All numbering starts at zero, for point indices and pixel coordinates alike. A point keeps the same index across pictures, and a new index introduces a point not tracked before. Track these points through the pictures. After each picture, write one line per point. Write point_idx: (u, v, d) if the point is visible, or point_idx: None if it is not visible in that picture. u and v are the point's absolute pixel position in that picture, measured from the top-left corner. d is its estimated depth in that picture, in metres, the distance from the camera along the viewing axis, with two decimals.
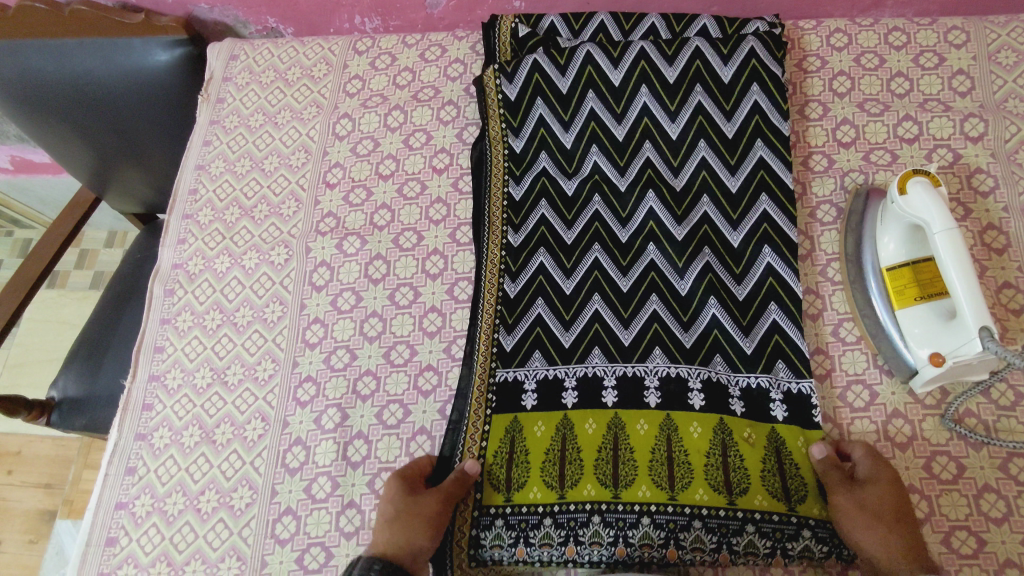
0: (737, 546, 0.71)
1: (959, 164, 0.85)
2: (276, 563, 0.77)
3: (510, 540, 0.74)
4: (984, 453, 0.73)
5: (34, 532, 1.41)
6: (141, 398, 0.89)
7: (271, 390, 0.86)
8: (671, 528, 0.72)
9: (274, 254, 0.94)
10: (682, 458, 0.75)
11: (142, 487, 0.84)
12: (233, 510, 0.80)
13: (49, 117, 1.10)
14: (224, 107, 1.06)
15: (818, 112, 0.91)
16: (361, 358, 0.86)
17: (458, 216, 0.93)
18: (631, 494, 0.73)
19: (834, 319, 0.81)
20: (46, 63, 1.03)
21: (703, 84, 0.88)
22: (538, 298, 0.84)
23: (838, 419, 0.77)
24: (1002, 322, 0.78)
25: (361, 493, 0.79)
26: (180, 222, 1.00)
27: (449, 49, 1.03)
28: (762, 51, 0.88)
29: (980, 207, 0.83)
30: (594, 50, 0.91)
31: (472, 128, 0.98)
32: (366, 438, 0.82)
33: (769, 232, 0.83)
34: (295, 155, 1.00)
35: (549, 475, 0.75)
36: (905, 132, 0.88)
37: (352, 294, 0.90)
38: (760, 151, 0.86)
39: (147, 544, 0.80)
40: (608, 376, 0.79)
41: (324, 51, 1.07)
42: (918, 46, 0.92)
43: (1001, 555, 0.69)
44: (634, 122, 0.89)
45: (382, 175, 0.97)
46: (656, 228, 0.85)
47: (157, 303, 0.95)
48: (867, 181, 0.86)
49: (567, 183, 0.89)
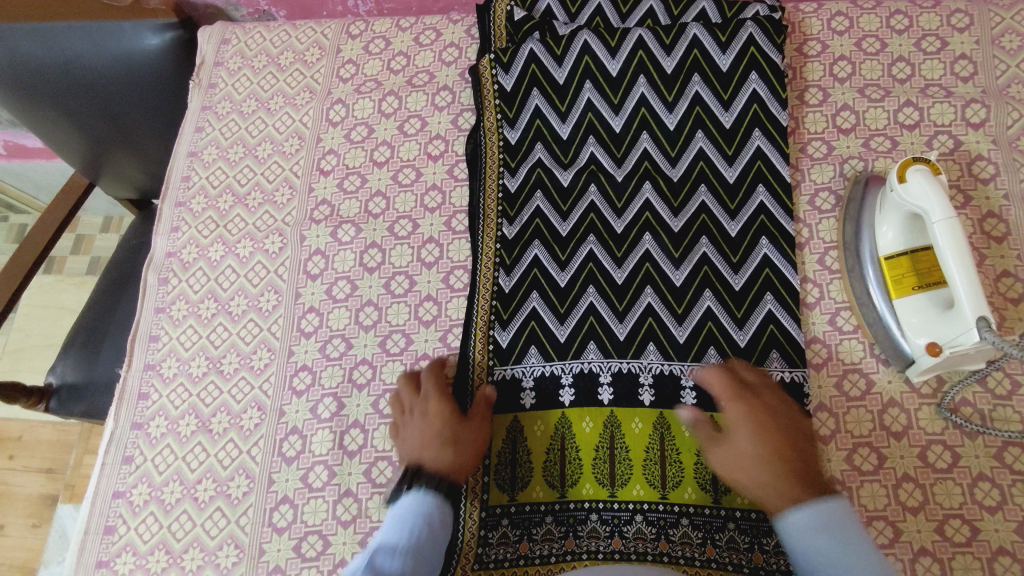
0: (721, 542, 0.73)
1: (960, 150, 0.84)
2: (274, 551, 0.78)
3: (514, 537, 0.76)
4: (980, 442, 0.73)
5: (37, 516, 1.42)
6: (137, 386, 0.89)
7: (267, 379, 0.86)
8: (661, 525, 0.74)
9: (268, 242, 0.93)
10: (673, 457, 0.76)
11: (140, 475, 0.84)
12: (230, 499, 0.81)
13: (38, 102, 1.08)
14: (216, 92, 1.05)
15: (818, 97, 0.90)
16: (358, 347, 0.86)
17: (454, 204, 0.92)
18: (626, 493, 0.76)
19: (831, 308, 0.81)
20: (34, 48, 1.00)
21: (700, 73, 0.87)
22: (533, 292, 0.84)
23: (833, 408, 0.77)
24: (1001, 312, 0.78)
25: (357, 482, 0.80)
26: (173, 209, 0.99)
27: (444, 33, 1.01)
28: (761, 37, 0.86)
29: (980, 194, 0.82)
30: (592, 40, 0.89)
31: (468, 114, 0.96)
32: (362, 427, 0.82)
33: (766, 223, 0.83)
34: (288, 141, 0.99)
35: (550, 475, 0.78)
36: (906, 118, 0.87)
37: (347, 282, 0.89)
38: (757, 141, 0.85)
39: (146, 533, 0.81)
40: (604, 373, 0.80)
41: (317, 35, 1.05)
42: (921, 29, 0.90)
43: (994, 543, 0.69)
44: (632, 112, 0.88)
45: (377, 162, 0.95)
46: (652, 218, 0.85)
47: (151, 292, 0.94)
48: (867, 168, 0.86)
49: (562, 174, 0.88)
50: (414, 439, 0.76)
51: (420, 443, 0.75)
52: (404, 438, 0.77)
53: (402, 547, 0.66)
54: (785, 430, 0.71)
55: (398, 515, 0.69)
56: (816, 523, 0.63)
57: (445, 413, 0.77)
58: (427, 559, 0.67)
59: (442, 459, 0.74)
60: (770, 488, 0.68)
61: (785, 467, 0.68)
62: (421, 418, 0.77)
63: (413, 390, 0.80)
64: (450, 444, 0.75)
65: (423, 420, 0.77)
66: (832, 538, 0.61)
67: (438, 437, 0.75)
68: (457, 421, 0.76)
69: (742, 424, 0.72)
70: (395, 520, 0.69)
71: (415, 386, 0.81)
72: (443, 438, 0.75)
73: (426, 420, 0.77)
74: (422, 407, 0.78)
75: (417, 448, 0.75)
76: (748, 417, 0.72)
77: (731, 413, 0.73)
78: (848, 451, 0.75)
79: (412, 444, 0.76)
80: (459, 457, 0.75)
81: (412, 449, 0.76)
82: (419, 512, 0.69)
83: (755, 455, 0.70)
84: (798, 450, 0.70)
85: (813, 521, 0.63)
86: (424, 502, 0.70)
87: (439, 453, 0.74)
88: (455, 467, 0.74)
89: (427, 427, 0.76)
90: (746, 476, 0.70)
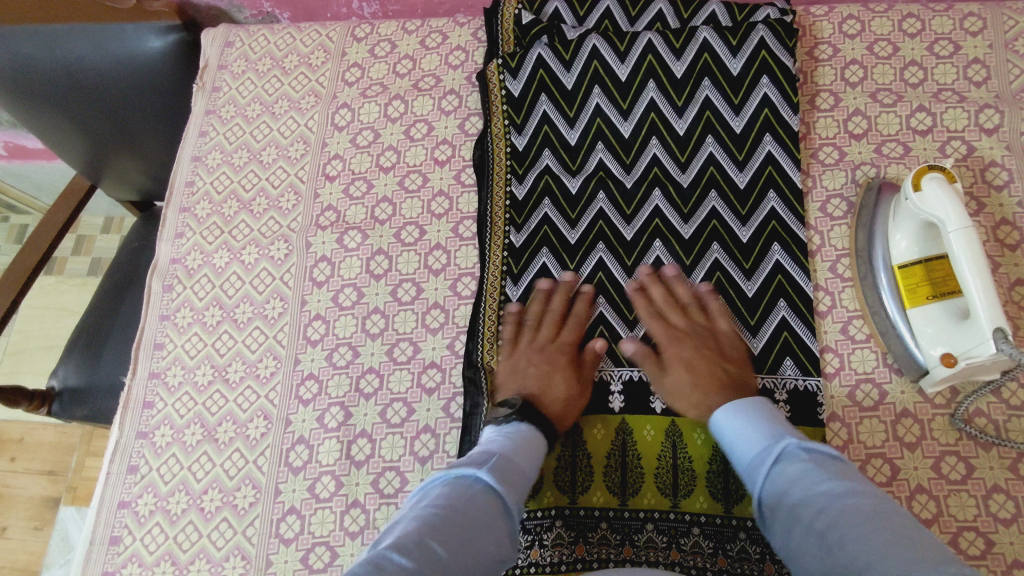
0: (732, 552, 0.72)
1: (973, 156, 0.83)
2: (282, 563, 0.77)
3: (526, 542, 0.75)
4: (994, 453, 0.72)
5: (38, 519, 1.42)
6: (142, 395, 0.88)
7: (273, 388, 0.85)
8: (672, 534, 0.74)
9: (273, 248, 0.92)
10: (685, 466, 0.76)
11: (145, 485, 0.83)
12: (237, 510, 0.80)
13: (41, 105, 1.07)
14: (220, 96, 1.04)
15: (829, 102, 0.89)
16: (364, 356, 0.85)
17: (461, 210, 0.91)
18: (637, 501, 0.75)
19: (844, 316, 0.79)
20: (36, 50, 0.99)
21: (710, 77, 0.86)
22: (542, 301, 0.83)
23: (846, 418, 0.76)
24: (1015, 320, 0.77)
25: (365, 492, 0.79)
26: (177, 215, 0.98)
27: (450, 36, 1.00)
28: (773, 41, 0.85)
29: (994, 201, 0.82)
30: (600, 45, 0.88)
31: (474, 118, 0.95)
32: (370, 437, 0.81)
33: (778, 229, 0.82)
34: (293, 146, 0.98)
35: (561, 481, 0.77)
36: (918, 123, 0.86)
37: (353, 290, 0.88)
38: (768, 146, 0.84)
39: (151, 544, 0.80)
40: (614, 381, 0.80)
41: (322, 38, 1.04)
42: (933, 33, 0.89)
43: (1009, 556, 0.69)
44: (641, 118, 0.87)
45: (383, 167, 0.94)
46: (662, 225, 0.84)
47: (156, 299, 0.93)
48: (878, 175, 0.85)
49: (570, 181, 0.87)
50: (518, 375, 0.79)
51: (528, 380, 0.78)
52: (502, 367, 0.80)
53: (504, 454, 0.66)
54: (713, 350, 0.77)
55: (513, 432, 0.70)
56: (728, 413, 0.68)
57: (567, 359, 0.79)
58: (529, 472, 0.67)
59: (557, 403, 0.76)
60: (703, 405, 0.74)
61: (721, 382, 0.75)
62: (537, 358, 0.80)
63: (534, 315, 0.83)
64: (567, 396, 0.77)
65: (545, 366, 0.79)
66: (739, 424, 0.67)
67: (559, 382, 0.77)
68: (574, 370, 0.79)
69: (678, 351, 0.78)
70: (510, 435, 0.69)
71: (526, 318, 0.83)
72: (557, 391, 0.77)
73: (550, 367, 0.78)
74: (539, 345, 0.81)
75: (524, 383, 0.77)
76: (681, 346, 0.78)
77: (668, 345, 0.79)
78: (860, 461, 0.74)
79: (530, 382, 0.78)
80: (572, 400, 0.77)
81: (515, 382, 0.78)
82: (527, 439, 0.70)
83: (692, 380, 0.75)
84: (726, 368, 0.76)
85: (723, 417, 0.69)
86: (521, 429, 0.70)
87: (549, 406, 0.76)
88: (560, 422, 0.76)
89: (541, 369, 0.78)
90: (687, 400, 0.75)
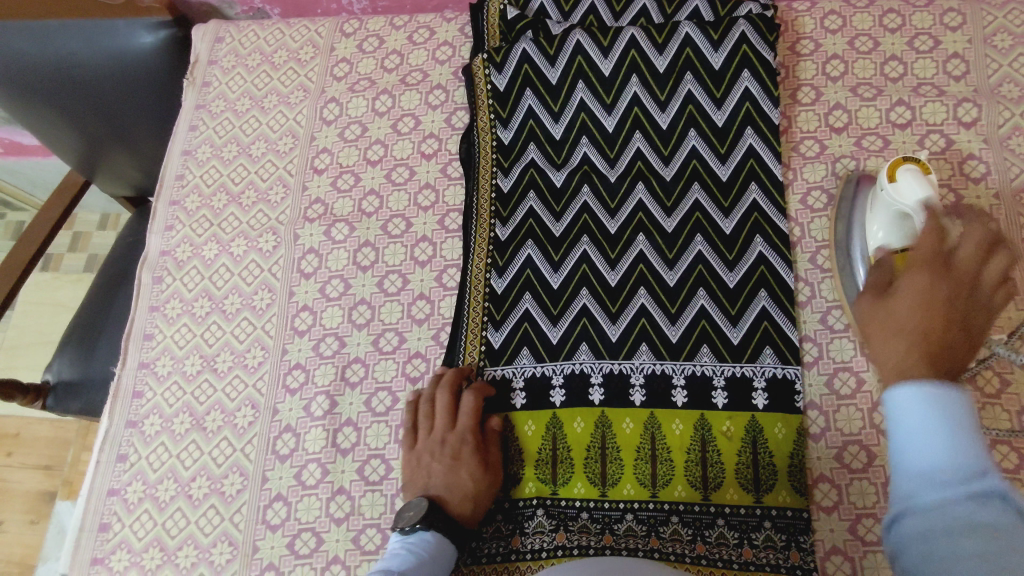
0: (710, 538, 0.74)
1: (951, 149, 0.85)
2: (268, 549, 0.78)
3: (508, 531, 0.77)
4: None
5: (35, 512, 1.43)
6: (131, 385, 0.89)
7: (260, 377, 0.86)
8: (651, 523, 0.75)
9: (262, 241, 0.94)
10: (663, 456, 0.77)
11: (134, 473, 0.84)
12: (224, 497, 0.81)
13: (33, 101, 1.08)
14: (210, 91, 1.05)
15: (810, 96, 0.90)
16: (351, 345, 0.86)
17: (447, 203, 0.92)
18: (617, 492, 0.76)
19: (822, 307, 0.81)
20: (28, 46, 1.00)
21: (692, 71, 0.87)
22: (526, 293, 0.84)
23: (824, 406, 0.77)
24: None
25: (350, 479, 0.80)
26: (167, 208, 0.99)
27: (438, 32, 1.01)
28: (753, 35, 0.86)
29: (972, 193, 0.83)
30: (584, 40, 0.90)
31: (461, 112, 0.96)
32: (355, 425, 0.82)
33: (760, 221, 0.83)
34: (282, 140, 0.99)
35: (542, 473, 0.78)
36: (898, 116, 0.87)
37: (340, 281, 0.90)
38: (750, 139, 0.86)
39: (139, 531, 0.81)
40: (517, 379, 0.82)
41: (311, 34, 1.05)
42: (913, 28, 0.90)
43: None
44: (625, 112, 0.88)
45: (371, 161, 0.96)
46: (645, 219, 0.85)
47: (146, 291, 0.94)
48: (858, 167, 0.86)
49: (555, 174, 0.88)
50: (421, 472, 0.76)
51: (433, 478, 0.76)
52: (404, 466, 0.77)
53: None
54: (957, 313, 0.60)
55: (410, 548, 0.70)
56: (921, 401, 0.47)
57: (466, 451, 0.76)
58: None
59: (466, 502, 0.75)
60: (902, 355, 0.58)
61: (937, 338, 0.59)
62: (439, 451, 0.77)
63: (428, 404, 0.79)
64: (473, 492, 0.75)
65: (448, 460, 0.76)
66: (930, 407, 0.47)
67: (465, 477, 0.75)
68: (480, 460, 0.76)
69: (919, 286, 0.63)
70: (407, 552, 0.69)
71: (430, 407, 0.79)
72: (462, 489, 0.75)
73: (454, 462, 0.76)
74: (438, 437, 0.78)
75: (428, 482, 0.76)
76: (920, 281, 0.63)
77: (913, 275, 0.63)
78: (837, 448, 0.75)
79: (432, 479, 0.76)
80: (481, 495, 0.75)
81: (420, 480, 0.76)
82: (429, 550, 0.70)
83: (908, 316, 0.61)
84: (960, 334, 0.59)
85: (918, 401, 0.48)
86: (427, 540, 0.71)
87: (459, 503, 0.74)
88: (470, 514, 0.74)
89: (445, 465, 0.76)
90: (874, 324, 0.65)
